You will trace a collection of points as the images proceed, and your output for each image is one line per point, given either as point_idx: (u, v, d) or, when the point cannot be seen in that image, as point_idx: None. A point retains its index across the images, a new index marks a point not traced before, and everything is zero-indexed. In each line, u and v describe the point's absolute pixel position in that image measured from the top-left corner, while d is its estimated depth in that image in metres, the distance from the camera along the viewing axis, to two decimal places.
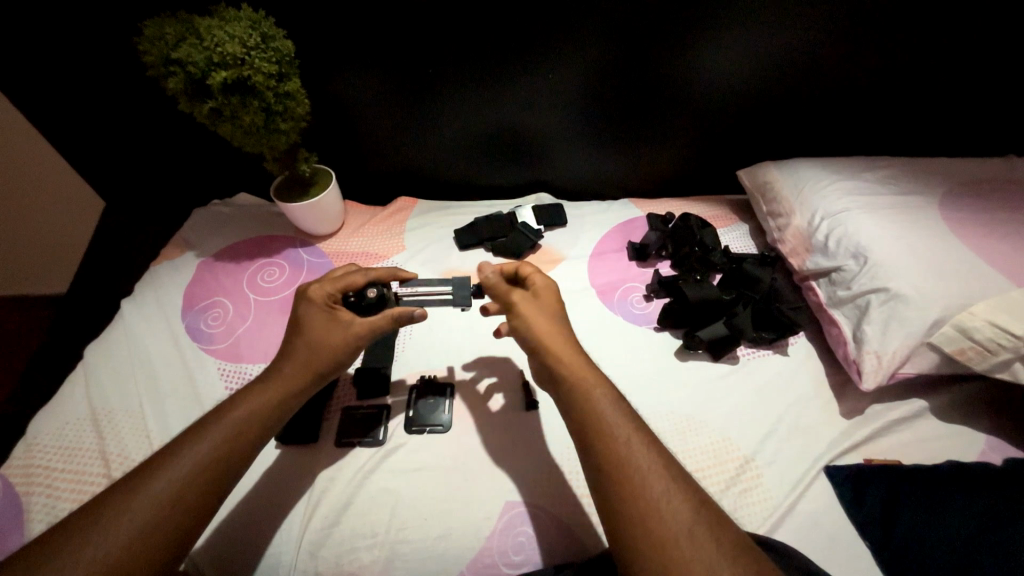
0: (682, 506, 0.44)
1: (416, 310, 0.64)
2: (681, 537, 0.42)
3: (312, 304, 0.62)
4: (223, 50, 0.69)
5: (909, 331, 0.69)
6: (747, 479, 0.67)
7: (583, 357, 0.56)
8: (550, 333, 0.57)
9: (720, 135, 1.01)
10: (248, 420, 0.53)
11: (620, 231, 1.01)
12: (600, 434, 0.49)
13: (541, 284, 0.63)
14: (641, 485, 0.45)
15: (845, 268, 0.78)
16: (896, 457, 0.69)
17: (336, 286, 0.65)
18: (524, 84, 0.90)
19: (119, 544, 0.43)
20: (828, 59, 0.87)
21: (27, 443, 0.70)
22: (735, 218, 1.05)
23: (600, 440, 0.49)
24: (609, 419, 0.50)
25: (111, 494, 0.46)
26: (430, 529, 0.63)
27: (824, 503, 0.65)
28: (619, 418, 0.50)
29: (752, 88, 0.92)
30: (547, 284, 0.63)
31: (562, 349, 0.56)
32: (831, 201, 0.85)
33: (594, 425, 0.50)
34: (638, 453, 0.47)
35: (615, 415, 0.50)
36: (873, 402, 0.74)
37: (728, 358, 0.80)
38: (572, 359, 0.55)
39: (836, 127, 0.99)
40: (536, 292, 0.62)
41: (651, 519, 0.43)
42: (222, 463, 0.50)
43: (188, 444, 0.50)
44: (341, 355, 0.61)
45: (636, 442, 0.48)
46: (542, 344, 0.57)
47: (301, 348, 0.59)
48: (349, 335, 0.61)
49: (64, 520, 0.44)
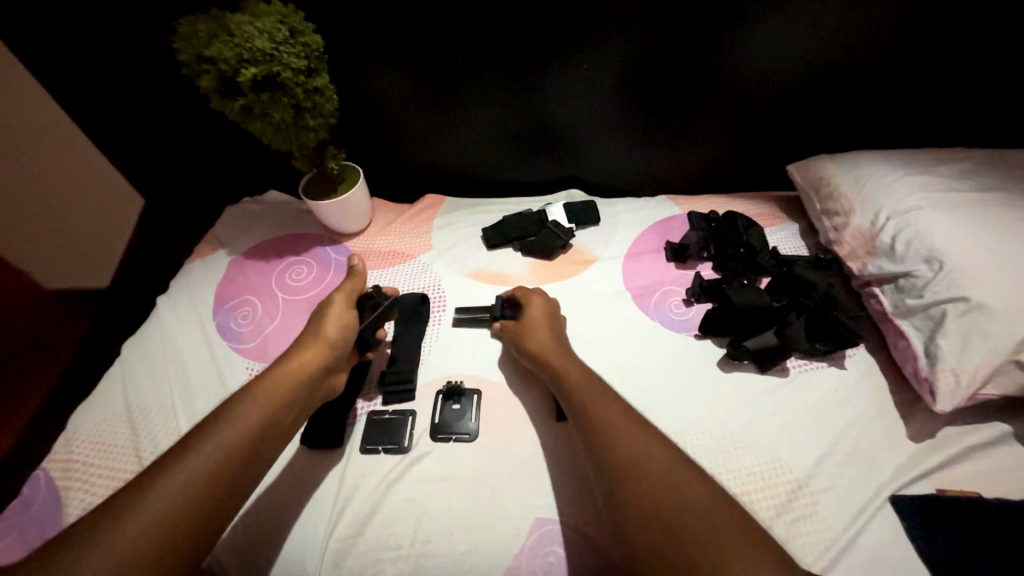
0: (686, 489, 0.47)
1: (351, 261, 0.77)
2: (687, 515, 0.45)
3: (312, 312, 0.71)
4: (253, 46, 0.67)
5: (994, 346, 0.61)
6: (801, 506, 0.61)
7: (568, 357, 0.66)
8: (545, 338, 0.69)
9: (770, 127, 0.93)
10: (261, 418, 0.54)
11: (657, 230, 0.95)
12: (596, 426, 0.55)
13: (534, 295, 0.77)
14: (643, 473, 0.49)
15: (916, 274, 0.70)
16: (974, 488, 0.62)
17: None
18: (558, 75, 0.85)
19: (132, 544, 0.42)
20: (895, 38, 0.79)
21: (68, 437, 0.71)
22: (784, 217, 0.97)
23: (603, 433, 0.54)
24: (608, 416, 0.55)
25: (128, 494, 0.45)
26: (455, 544, 0.60)
27: (890, 537, 0.58)
28: (612, 411, 0.56)
29: (808, 72, 0.84)
30: (544, 297, 0.77)
31: (552, 351, 0.67)
32: (898, 199, 0.76)
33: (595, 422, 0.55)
34: (636, 443, 0.51)
35: (609, 405, 0.57)
36: (946, 425, 0.67)
37: (777, 370, 0.74)
38: (560, 360, 0.66)
39: (900, 116, 0.90)
40: (528, 305, 0.75)
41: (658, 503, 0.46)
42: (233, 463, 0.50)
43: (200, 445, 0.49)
44: (350, 329, 0.68)
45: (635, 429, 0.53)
46: (539, 349, 0.68)
47: (315, 340, 0.64)
48: (347, 306, 0.70)
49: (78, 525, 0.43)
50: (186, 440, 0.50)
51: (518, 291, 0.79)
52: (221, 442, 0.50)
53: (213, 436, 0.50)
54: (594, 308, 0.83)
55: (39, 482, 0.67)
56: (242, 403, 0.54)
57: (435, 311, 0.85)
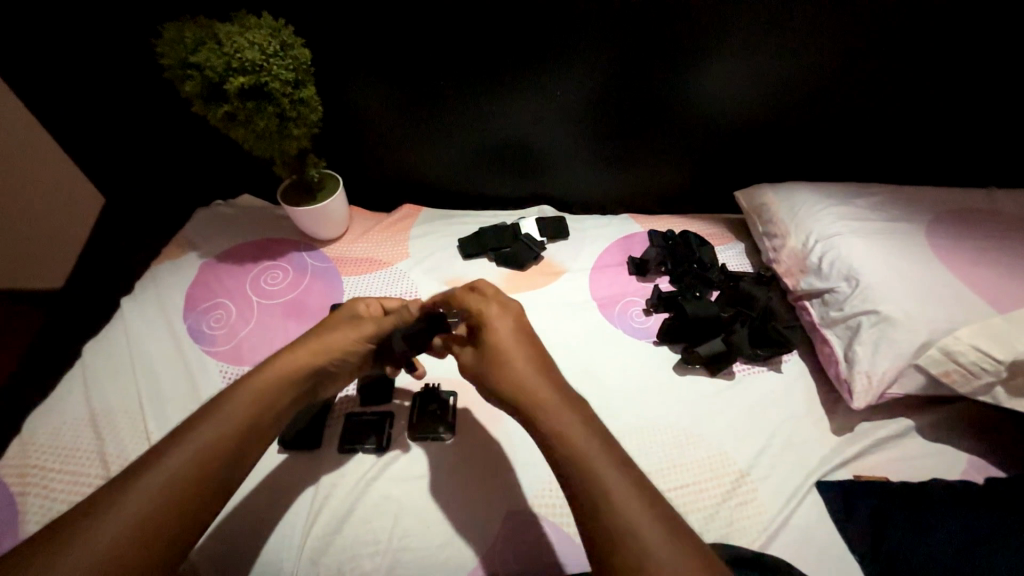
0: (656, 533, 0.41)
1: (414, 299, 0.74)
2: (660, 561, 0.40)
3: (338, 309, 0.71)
4: (242, 57, 0.70)
5: (898, 352, 0.72)
6: (742, 493, 0.69)
7: (554, 386, 0.54)
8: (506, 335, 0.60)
9: (718, 156, 1.04)
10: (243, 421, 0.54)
11: (620, 245, 1.03)
12: (557, 442, 0.49)
13: (491, 304, 0.64)
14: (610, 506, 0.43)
15: (838, 290, 0.81)
16: (884, 474, 0.72)
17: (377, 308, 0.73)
18: (533, 99, 0.92)
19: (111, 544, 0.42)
20: (817, 90, 0.92)
21: (22, 443, 0.69)
22: (731, 237, 1.09)
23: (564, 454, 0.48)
24: (568, 432, 0.49)
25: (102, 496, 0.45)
26: (432, 538, 0.63)
27: (816, 518, 0.67)
28: (573, 425, 0.49)
29: (748, 111, 0.96)
30: (502, 309, 0.63)
31: (514, 350, 0.58)
32: (824, 225, 0.88)
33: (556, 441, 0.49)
34: (601, 473, 0.45)
35: (572, 419, 0.50)
36: (862, 420, 0.77)
37: (724, 374, 0.83)
38: (521, 362, 0.57)
39: (826, 152, 1.03)
40: (487, 322, 0.62)
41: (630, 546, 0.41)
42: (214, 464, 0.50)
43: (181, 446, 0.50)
44: (351, 357, 0.66)
45: (598, 449, 0.47)
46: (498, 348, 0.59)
47: (315, 354, 0.63)
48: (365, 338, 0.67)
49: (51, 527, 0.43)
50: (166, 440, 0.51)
51: (455, 298, 0.68)
52: (202, 444, 0.50)
53: (193, 437, 0.51)
54: (562, 316, 0.89)
55: None
56: (223, 405, 0.54)
57: None
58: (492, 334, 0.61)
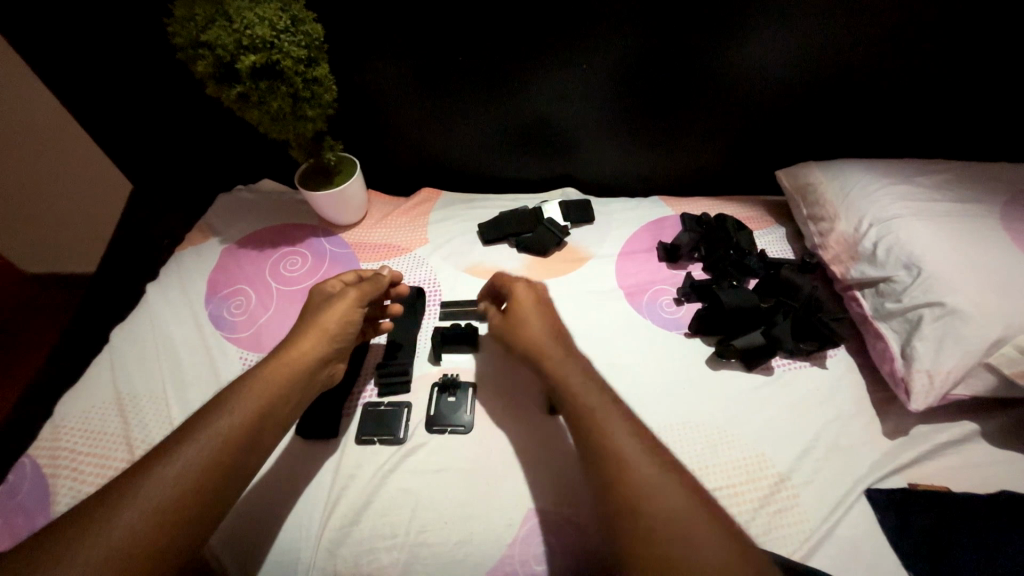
0: (643, 455, 0.46)
1: (388, 270, 0.77)
2: (641, 476, 0.44)
3: (324, 292, 0.68)
4: (253, 33, 0.67)
5: (966, 349, 0.65)
6: (782, 498, 0.64)
7: (588, 374, 0.54)
8: (527, 302, 0.63)
9: (758, 133, 0.95)
10: (259, 411, 0.53)
11: (649, 230, 0.97)
12: (567, 390, 0.53)
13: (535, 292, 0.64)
14: (608, 433, 0.48)
15: (895, 279, 0.73)
16: (943, 483, 0.65)
17: (353, 278, 0.72)
18: (558, 73, 0.86)
19: (126, 537, 0.41)
20: (875, 58, 0.82)
21: (55, 425, 0.71)
22: (771, 221, 1.00)
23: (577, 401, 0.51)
24: (575, 378, 0.53)
25: (118, 484, 0.44)
26: (449, 534, 0.61)
27: (865, 528, 0.61)
28: (585, 377, 0.53)
29: (795, 83, 0.87)
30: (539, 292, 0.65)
31: (533, 315, 0.61)
32: (881, 207, 0.79)
33: (564, 387, 0.53)
34: (597, 410, 0.50)
35: (586, 374, 0.54)
36: (918, 423, 0.70)
37: (762, 369, 0.77)
38: (539, 324, 0.60)
39: (882, 127, 0.93)
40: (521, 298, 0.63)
41: (620, 462, 0.45)
42: (230, 455, 0.49)
43: (194, 437, 0.48)
44: (352, 325, 0.66)
45: (605, 393, 0.52)
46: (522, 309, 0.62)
47: (317, 332, 0.62)
48: (357, 302, 0.67)
49: (68, 517, 0.42)
50: (183, 429, 0.49)
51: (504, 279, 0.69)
52: (217, 434, 0.49)
53: (210, 427, 0.50)
54: (587, 305, 0.85)
55: (25, 470, 0.67)
56: (241, 393, 0.53)
57: (432, 305, 0.86)
58: (528, 318, 0.61)
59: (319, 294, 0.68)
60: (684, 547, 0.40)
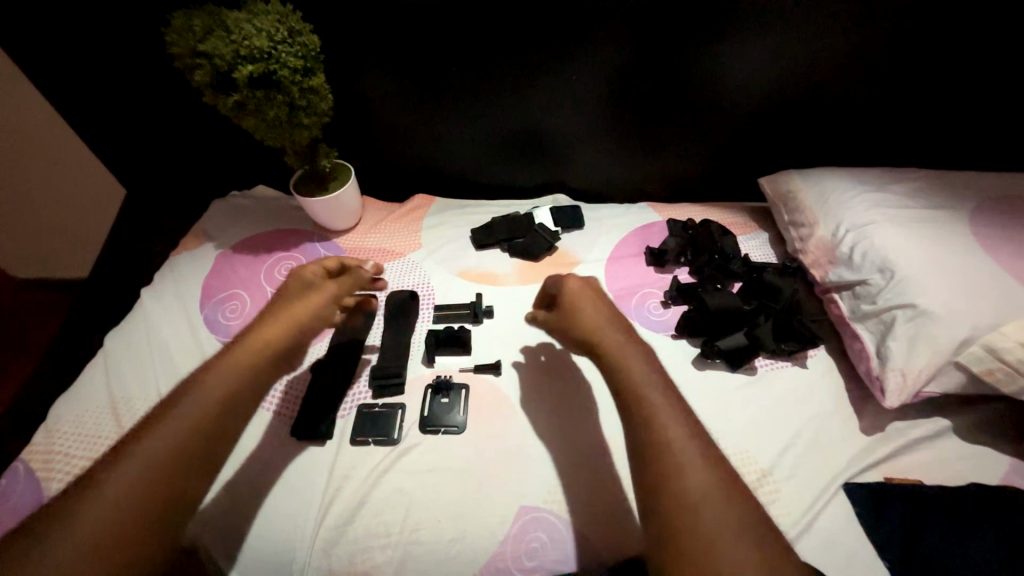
0: (688, 443, 0.48)
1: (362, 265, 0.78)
2: (687, 468, 0.46)
3: (296, 283, 0.69)
4: (250, 44, 0.69)
5: (936, 349, 0.68)
6: (764, 493, 0.66)
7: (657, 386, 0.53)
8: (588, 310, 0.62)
9: (741, 142, 0.99)
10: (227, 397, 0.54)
11: (638, 235, 1.00)
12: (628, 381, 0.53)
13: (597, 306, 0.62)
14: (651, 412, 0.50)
15: (870, 282, 0.76)
16: (917, 477, 0.68)
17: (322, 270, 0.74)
18: (547, 83, 0.89)
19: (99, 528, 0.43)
20: (850, 71, 0.86)
21: (48, 429, 0.71)
22: (755, 226, 1.04)
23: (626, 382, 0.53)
24: (638, 369, 0.54)
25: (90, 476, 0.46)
26: (442, 532, 0.63)
27: (842, 521, 0.64)
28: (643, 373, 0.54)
29: (775, 95, 0.91)
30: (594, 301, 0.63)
31: (600, 325, 0.59)
32: (856, 213, 0.83)
33: (625, 376, 0.54)
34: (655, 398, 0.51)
35: (650, 380, 0.53)
36: (893, 420, 0.73)
37: (745, 369, 0.79)
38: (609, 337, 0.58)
39: (859, 136, 0.97)
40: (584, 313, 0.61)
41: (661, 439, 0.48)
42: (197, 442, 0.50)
43: (161, 426, 0.49)
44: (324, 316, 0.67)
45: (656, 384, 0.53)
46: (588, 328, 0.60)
47: (283, 318, 0.63)
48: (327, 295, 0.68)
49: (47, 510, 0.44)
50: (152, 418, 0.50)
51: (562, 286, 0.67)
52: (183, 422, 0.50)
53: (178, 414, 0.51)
54: None
55: (18, 474, 0.67)
56: (199, 383, 0.54)
57: (425, 308, 0.88)
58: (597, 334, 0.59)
59: (293, 287, 0.69)
60: (698, 505, 0.44)
